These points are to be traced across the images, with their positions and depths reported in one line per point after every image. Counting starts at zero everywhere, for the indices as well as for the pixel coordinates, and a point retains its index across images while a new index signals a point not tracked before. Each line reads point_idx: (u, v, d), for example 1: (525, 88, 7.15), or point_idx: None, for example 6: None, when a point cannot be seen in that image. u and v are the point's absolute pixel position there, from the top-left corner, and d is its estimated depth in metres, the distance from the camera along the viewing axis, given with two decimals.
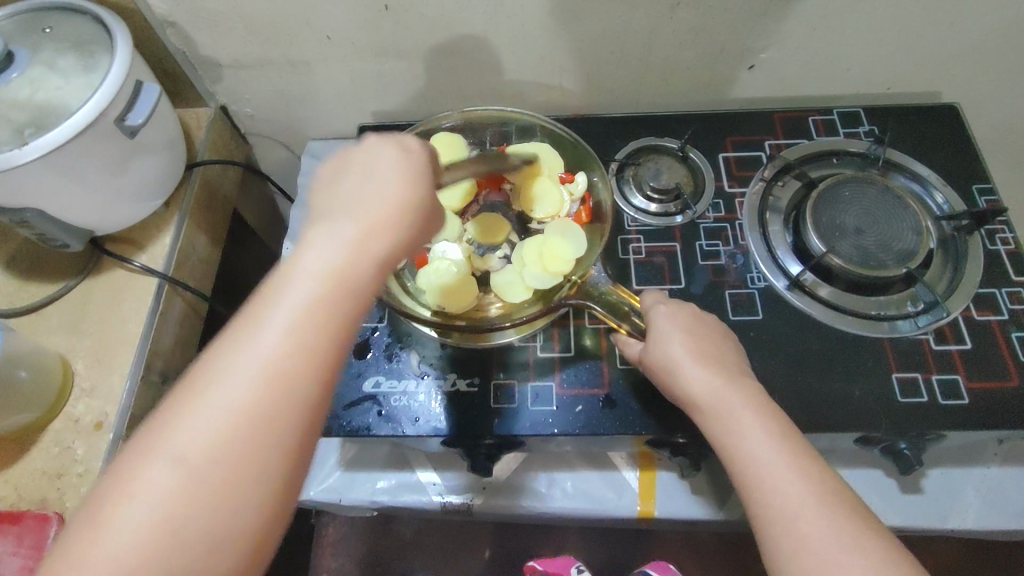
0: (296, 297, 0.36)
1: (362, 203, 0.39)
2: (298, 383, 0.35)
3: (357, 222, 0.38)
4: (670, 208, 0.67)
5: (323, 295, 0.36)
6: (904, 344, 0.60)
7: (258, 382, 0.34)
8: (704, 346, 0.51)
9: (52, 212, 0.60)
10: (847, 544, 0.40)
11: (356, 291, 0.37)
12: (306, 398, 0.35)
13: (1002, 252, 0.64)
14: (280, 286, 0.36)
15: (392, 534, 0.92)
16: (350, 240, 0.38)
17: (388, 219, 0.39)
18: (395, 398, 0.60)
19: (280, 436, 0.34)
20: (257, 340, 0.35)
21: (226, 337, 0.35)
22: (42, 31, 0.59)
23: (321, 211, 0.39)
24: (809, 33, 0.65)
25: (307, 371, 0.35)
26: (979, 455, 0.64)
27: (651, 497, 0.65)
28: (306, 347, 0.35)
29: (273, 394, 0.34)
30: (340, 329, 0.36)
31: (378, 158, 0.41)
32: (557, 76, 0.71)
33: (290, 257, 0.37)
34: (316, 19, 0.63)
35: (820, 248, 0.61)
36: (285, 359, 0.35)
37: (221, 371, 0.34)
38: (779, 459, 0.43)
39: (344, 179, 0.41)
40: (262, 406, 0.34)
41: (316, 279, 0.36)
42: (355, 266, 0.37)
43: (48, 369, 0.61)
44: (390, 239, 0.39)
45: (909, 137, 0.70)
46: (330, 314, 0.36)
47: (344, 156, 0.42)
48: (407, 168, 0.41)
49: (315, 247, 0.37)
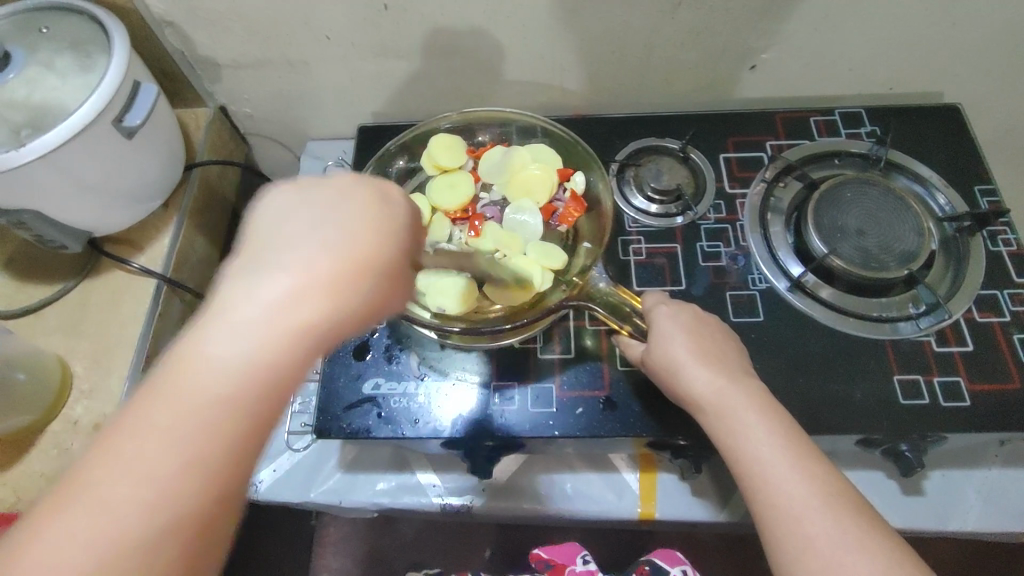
0: (210, 372, 0.31)
1: (301, 263, 0.34)
2: (190, 493, 0.30)
3: (288, 290, 0.33)
4: (671, 209, 0.67)
5: (233, 385, 0.31)
6: (905, 346, 0.60)
7: (153, 473, 0.29)
8: (707, 346, 0.50)
9: (50, 214, 0.60)
10: (852, 545, 0.39)
11: (284, 366, 0.32)
12: (202, 508, 0.30)
13: (1004, 254, 0.63)
14: (181, 373, 0.31)
15: (393, 534, 0.92)
16: (274, 317, 0.32)
17: (326, 290, 0.34)
18: (395, 400, 0.60)
19: (175, 540, 0.30)
20: (145, 441, 0.30)
21: (114, 425, 0.30)
22: (38, 30, 0.58)
23: (249, 268, 0.33)
24: (811, 33, 0.64)
25: (204, 478, 0.30)
26: (980, 456, 0.64)
27: (652, 498, 0.65)
28: (200, 450, 0.30)
29: (161, 505, 0.29)
30: (249, 425, 0.32)
31: (328, 211, 0.36)
32: (558, 76, 0.71)
33: (204, 324, 0.32)
34: (315, 19, 0.63)
35: (822, 250, 0.61)
36: (177, 465, 0.30)
37: (99, 474, 0.29)
38: (783, 461, 0.43)
39: (288, 228, 0.35)
40: (144, 522, 0.29)
41: (228, 366, 0.31)
42: (277, 348, 0.32)
43: (46, 370, 0.60)
44: (324, 315, 0.33)
45: (911, 137, 0.70)
46: (249, 394, 0.32)
47: (291, 199, 0.36)
48: (363, 227, 0.36)
49: (236, 313, 0.32)
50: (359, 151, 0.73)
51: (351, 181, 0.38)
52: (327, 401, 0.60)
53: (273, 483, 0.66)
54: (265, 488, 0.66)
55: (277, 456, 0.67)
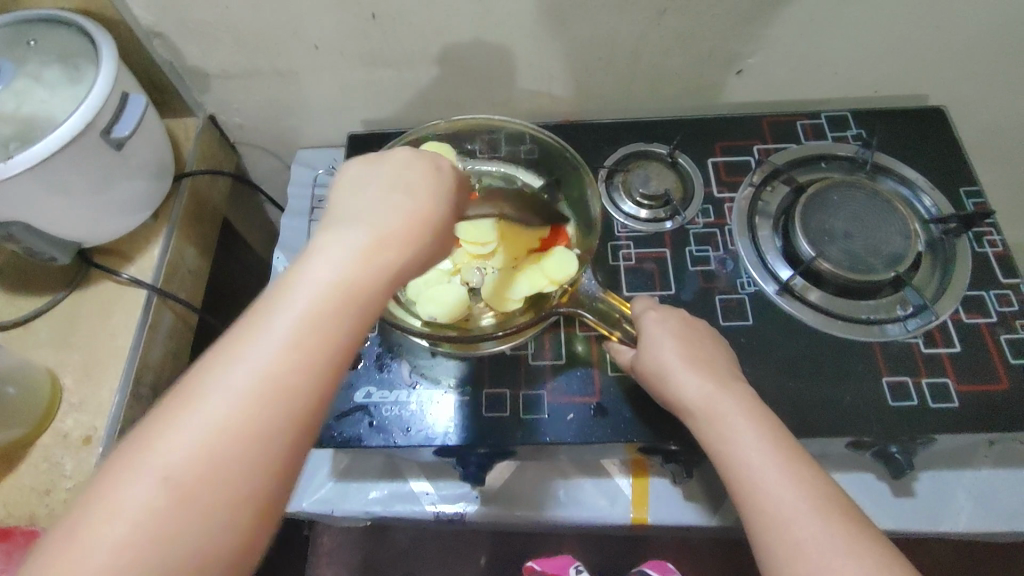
0: (308, 294, 0.35)
1: (384, 208, 0.38)
2: (296, 399, 0.33)
3: (375, 228, 0.37)
4: (660, 213, 0.67)
5: (329, 301, 0.35)
6: (894, 348, 0.60)
7: (267, 375, 0.33)
8: (696, 350, 0.50)
9: (38, 226, 0.60)
10: (841, 547, 0.39)
11: (368, 298, 0.36)
12: (305, 415, 0.33)
13: (991, 255, 0.64)
14: (285, 292, 0.35)
15: (388, 542, 0.92)
16: (363, 250, 0.36)
17: (406, 232, 0.38)
18: (387, 408, 0.60)
19: (283, 437, 0.33)
20: (259, 345, 0.33)
21: (228, 339, 0.34)
22: (26, 43, 0.58)
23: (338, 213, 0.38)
24: (795, 38, 0.65)
25: (308, 383, 0.34)
26: (971, 456, 0.64)
27: (645, 503, 0.65)
28: (306, 361, 0.34)
29: (271, 405, 0.33)
30: (345, 340, 0.35)
31: (402, 173, 0.41)
32: (546, 84, 0.71)
33: (301, 259, 0.36)
34: (303, 29, 0.63)
35: (810, 253, 0.61)
36: (286, 371, 0.33)
37: (220, 376, 0.33)
38: (771, 464, 0.43)
39: (372, 184, 0.40)
40: (263, 410, 0.32)
41: (325, 289, 0.35)
42: (363, 278, 0.36)
43: (35, 384, 0.60)
44: (399, 257, 0.37)
45: (898, 140, 0.71)
46: (341, 316, 0.35)
47: (365, 165, 0.41)
48: (431, 186, 0.41)
49: (330, 249, 0.36)
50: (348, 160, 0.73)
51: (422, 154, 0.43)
52: None
53: None
54: None
55: None
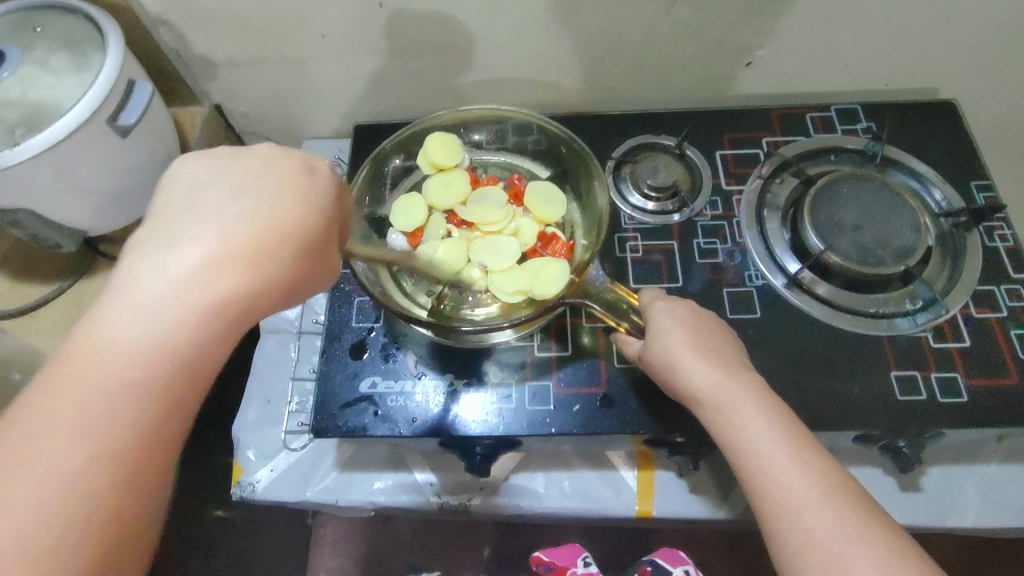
0: (119, 342, 0.33)
1: (218, 226, 0.36)
2: (116, 454, 0.32)
3: (213, 248, 0.35)
4: (667, 205, 0.67)
5: (154, 340, 0.33)
6: (903, 341, 0.59)
7: (77, 433, 0.32)
8: (705, 340, 0.50)
9: (44, 213, 0.59)
10: (852, 537, 0.39)
11: (195, 334, 0.34)
12: (127, 467, 0.32)
13: (1001, 249, 0.63)
14: (92, 346, 0.33)
15: (391, 533, 0.91)
16: (192, 276, 0.34)
17: (251, 250, 0.36)
18: (392, 398, 0.60)
19: (106, 495, 0.32)
20: (73, 395, 0.32)
21: (26, 403, 0.32)
22: (33, 29, 0.58)
23: (157, 238, 0.35)
24: (806, 30, 0.64)
25: (126, 433, 0.32)
26: (980, 451, 0.64)
27: (650, 496, 0.65)
28: (117, 411, 0.32)
29: (86, 461, 0.31)
30: (176, 383, 0.34)
31: (247, 181, 0.38)
32: (554, 75, 0.71)
33: (111, 303, 0.34)
34: (311, 17, 0.63)
35: (819, 246, 0.61)
36: (101, 423, 0.32)
37: (18, 444, 0.31)
38: (782, 454, 0.43)
39: (203, 197, 0.37)
40: (75, 470, 0.31)
41: (142, 331, 0.33)
42: (186, 315, 0.34)
43: (41, 370, 0.60)
44: (236, 280, 0.35)
45: (908, 133, 0.70)
46: (162, 357, 0.34)
47: (206, 171, 0.38)
48: (287, 189, 0.39)
49: (142, 288, 0.34)
50: (354, 150, 0.73)
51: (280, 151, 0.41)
52: (324, 400, 0.60)
53: (270, 482, 0.66)
54: (262, 488, 0.66)
55: (275, 456, 0.67)
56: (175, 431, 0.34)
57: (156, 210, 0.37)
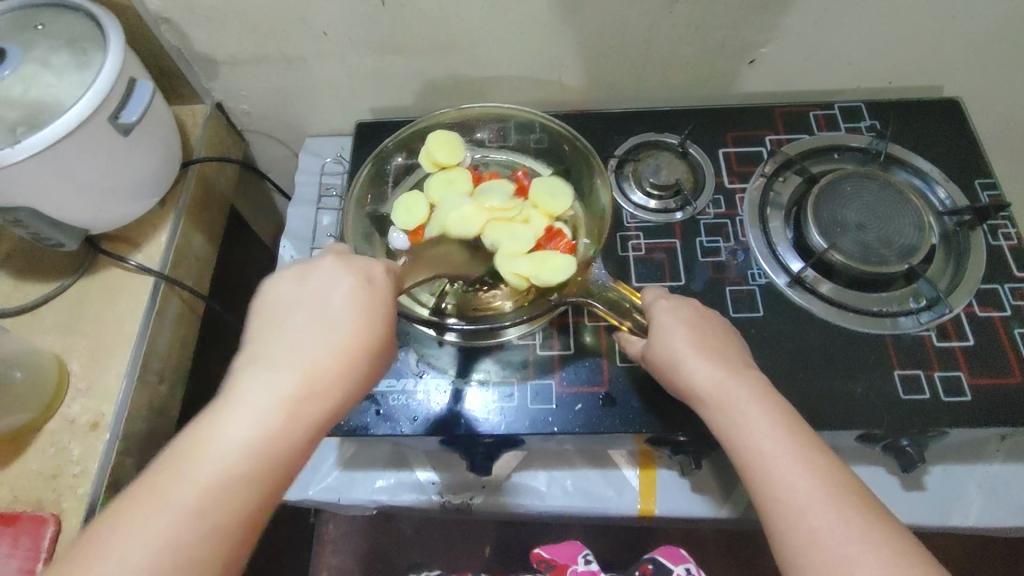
0: (224, 452, 0.38)
1: (316, 341, 0.43)
2: (204, 563, 0.36)
3: (300, 371, 0.41)
4: (670, 204, 0.67)
5: (245, 457, 0.38)
6: (906, 340, 0.59)
7: (181, 531, 0.35)
8: (708, 340, 0.50)
9: (46, 211, 0.59)
10: (856, 538, 0.39)
11: (287, 448, 0.40)
12: (213, 572, 0.36)
13: (1005, 248, 0.63)
14: (199, 452, 0.38)
15: (392, 531, 0.92)
16: (285, 395, 0.40)
17: (329, 374, 0.42)
18: (394, 397, 0.59)
19: None
20: (171, 505, 0.36)
21: (136, 499, 0.36)
22: (34, 27, 0.58)
23: (262, 355, 0.42)
24: (810, 27, 0.64)
25: (221, 533, 0.37)
26: (983, 450, 0.64)
27: (652, 495, 0.64)
28: (219, 515, 0.37)
29: (175, 573, 0.35)
30: (260, 495, 0.38)
31: (324, 302, 0.44)
32: (556, 73, 0.71)
33: (220, 412, 0.39)
34: (312, 15, 0.63)
35: (822, 245, 0.61)
36: (194, 532, 0.36)
37: (127, 539, 0.35)
38: (785, 453, 0.42)
39: (299, 309, 0.44)
40: (174, 569, 0.35)
41: (244, 444, 0.38)
42: (284, 431, 0.40)
43: (43, 369, 0.60)
44: (325, 400, 0.42)
45: (911, 131, 0.70)
46: (258, 466, 0.38)
47: (293, 288, 0.45)
48: (356, 312, 0.44)
49: (249, 402, 0.39)
50: (356, 149, 0.73)
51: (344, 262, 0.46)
52: None
53: None
54: None
55: None
56: (251, 538, 0.38)
57: (258, 316, 0.45)
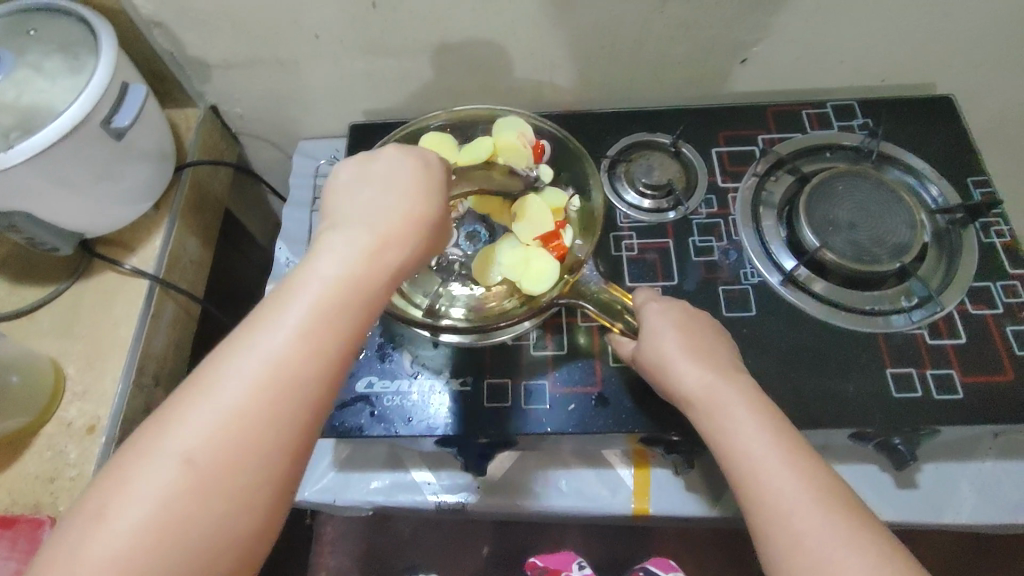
0: (312, 293, 0.39)
1: (385, 207, 0.43)
2: (301, 395, 0.37)
3: (372, 232, 0.42)
4: (663, 204, 0.67)
5: (331, 300, 0.39)
6: (898, 339, 0.59)
7: (279, 363, 0.37)
8: (697, 341, 0.50)
9: (40, 215, 0.60)
10: (840, 540, 0.39)
11: (368, 295, 0.40)
12: (312, 400, 0.37)
13: (997, 245, 0.63)
14: (291, 293, 0.39)
15: (391, 532, 0.92)
16: (360, 250, 0.41)
17: (400, 234, 0.42)
18: (388, 398, 0.60)
19: (295, 414, 0.37)
20: (270, 339, 0.37)
21: (238, 335, 0.38)
22: (26, 33, 0.58)
23: (339, 219, 0.42)
24: (802, 26, 0.64)
25: (315, 369, 0.37)
26: (975, 448, 0.64)
27: (646, 494, 0.65)
28: (311, 348, 0.38)
29: (278, 394, 0.36)
30: (353, 333, 0.39)
31: (393, 177, 0.44)
32: (549, 73, 0.71)
33: (308, 262, 0.40)
34: (304, 18, 0.63)
35: (813, 244, 0.61)
36: (297, 361, 0.37)
37: (231, 365, 0.37)
38: (773, 456, 0.43)
39: (367, 183, 0.44)
40: (274, 391, 0.36)
41: (329, 287, 0.39)
42: (364, 278, 0.40)
43: (39, 373, 0.61)
44: (398, 255, 0.42)
45: (904, 129, 0.70)
46: (343, 307, 0.39)
47: (359, 171, 0.45)
48: (422, 185, 0.44)
49: (332, 252, 0.40)
50: (350, 150, 0.73)
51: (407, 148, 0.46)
52: None
53: None
54: None
55: None
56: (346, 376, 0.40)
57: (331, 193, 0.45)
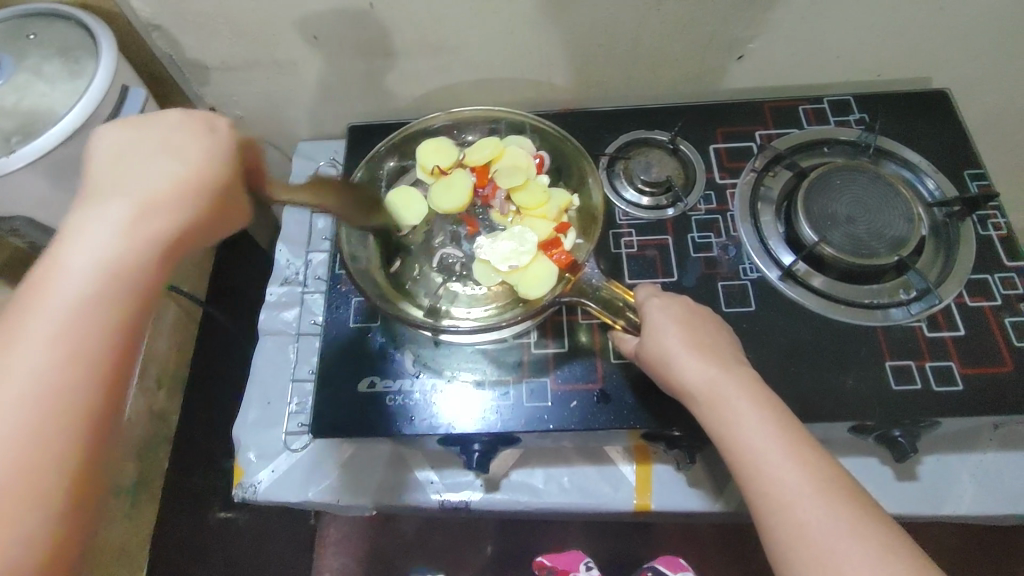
0: (65, 287, 0.34)
1: (152, 175, 0.37)
2: (72, 404, 0.33)
3: (131, 204, 0.36)
4: (661, 200, 0.67)
5: (91, 293, 0.34)
6: (897, 332, 0.60)
7: (38, 370, 0.32)
8: (698, 335, 0.50)
9: (42, 220, 0.60)
10: (844, 532, 0.39)
11: (138, 274, 0.36)
12: (89, 402, 0.33)
13: (994, 238, 0.64)
14: (41, 291, 0.34)
15: (393, 532, 0.95)
16: (123, 229, 0.36)
17: (170, 201, 0.37)
18: (391, 398, 0.60)
19: (72, 421, 0.33)
20: (20, 349, 0.32)
21: None
22: (26, 37, 0.58)
23: (91, 195, 0.37)
24: (797, 22, 0.64)
25: (87, 366, 0.33)
26: (975, 440, 0.64)
27: (648, 490, 0.65)
28: (73, 344, 0.33)
29: (46, 404, 0.32)
30: (122, 321, 0.35)
31: (167, 131, 0.39)
32: (546, 72, 0.71)
33: (54, 249, 0.35)
34: (302, 19, 0.63)
35: (812, 238, 0.61)
36: (54, 364, 0.33)
37: None
38: (775, 448, 0.43)
39: (131, 149, 0.38)
40: (43, 401, 0.32)
41: (85, 277, 0.34)
42: (130, 259, 0.36)
43: None
44: (173, 224, 0.37)
45: (900, 124, 0.70)
46: (108, 296, 0.35)
47: (123, 137, 0.39)
48: (199, 146, 0.40)
49: (85, 236, 0.35)
50: (349, 150, 0.73)
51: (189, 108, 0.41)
52: (323, 401, 0.60)
53: (271, 484, 0.66)
54: (262, 490, 0.66)
55: (276, 457, 0.67)
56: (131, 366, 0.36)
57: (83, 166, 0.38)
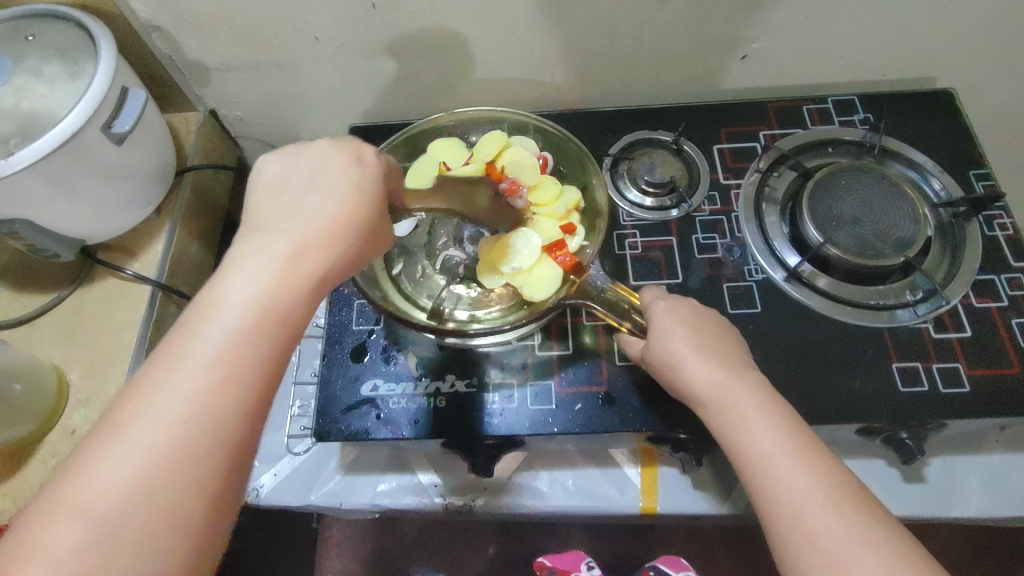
0: (226, 316, 0.35)
1: (326, 208, 0.39)
2: (223, 432, 0.33)
3: (288, 242, 0.38)
4: (666, 201, 0.67)
5: (249, 326, 0.35)
6: (903, 333, 0.59)
7: (196, 398, 0.33)
8: (705, 338, 0.50)
9: (42, 222, 0.59)
10: (854, 539, 0.39)
11: (288, 311, 0.36)
12: (230, 436, 0.33)
13: (1000, 238, 0.63)
14: (205, 315, 0.35)
15: (396, 533, 0.94)
16: (281, 264, 0.37)
17: (321, 237, 0.38)
18: (394, 401, 0.60)
19: (218, 456, 0.33)
20: (178, 372, 0.33)
21: (142, 372, 0.33)
22: (25, 39, 0.58)
23: (255, 229, 0.38)
24: (801, 21, 0.64)
25: (227, 401, 0.33)
26: (982, 441, 0.64)
27: (654, 492, 0.65)
28: (232, 371, 0.34)
29: (195, 435, 0.32)
30: (262, 359, 0.35)
31: (316, 169, 0.41)
32: (549, 73, 0.71)
33: (220, 277, 0.36)
34: (303, 20, 0.63)
35: (818, 239, 0.61)
36: (211, 391, 0.33)
37: (145, 403, 0.32)
38: (783, 453, 0.43)
39: (287, 182, 0.41)
40: (193, 432, 0.32)
41: (243, 308, 0.35)
42: (282, 294, 0.36)
43: (42, 380, 0.60)
44: (322, 260, 0.38)
45: (905, 124, 0.70)
46: (260, 329, 0.35)
47: (283, 167, 0.41)
48: (348, 181, 0.41)
49: (246, 266, 0.36)
50: None
51: (336, 144, 0.43)
52: (325, 405, 0.60)
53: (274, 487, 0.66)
54: (266, 493, 0.66)
55: (279, 459, 0.67)
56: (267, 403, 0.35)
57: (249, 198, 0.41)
